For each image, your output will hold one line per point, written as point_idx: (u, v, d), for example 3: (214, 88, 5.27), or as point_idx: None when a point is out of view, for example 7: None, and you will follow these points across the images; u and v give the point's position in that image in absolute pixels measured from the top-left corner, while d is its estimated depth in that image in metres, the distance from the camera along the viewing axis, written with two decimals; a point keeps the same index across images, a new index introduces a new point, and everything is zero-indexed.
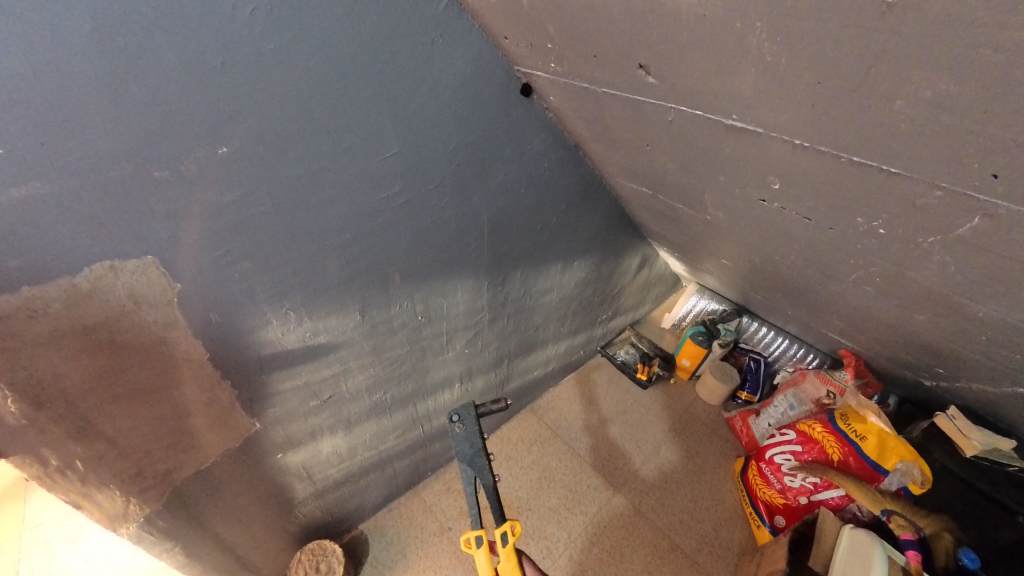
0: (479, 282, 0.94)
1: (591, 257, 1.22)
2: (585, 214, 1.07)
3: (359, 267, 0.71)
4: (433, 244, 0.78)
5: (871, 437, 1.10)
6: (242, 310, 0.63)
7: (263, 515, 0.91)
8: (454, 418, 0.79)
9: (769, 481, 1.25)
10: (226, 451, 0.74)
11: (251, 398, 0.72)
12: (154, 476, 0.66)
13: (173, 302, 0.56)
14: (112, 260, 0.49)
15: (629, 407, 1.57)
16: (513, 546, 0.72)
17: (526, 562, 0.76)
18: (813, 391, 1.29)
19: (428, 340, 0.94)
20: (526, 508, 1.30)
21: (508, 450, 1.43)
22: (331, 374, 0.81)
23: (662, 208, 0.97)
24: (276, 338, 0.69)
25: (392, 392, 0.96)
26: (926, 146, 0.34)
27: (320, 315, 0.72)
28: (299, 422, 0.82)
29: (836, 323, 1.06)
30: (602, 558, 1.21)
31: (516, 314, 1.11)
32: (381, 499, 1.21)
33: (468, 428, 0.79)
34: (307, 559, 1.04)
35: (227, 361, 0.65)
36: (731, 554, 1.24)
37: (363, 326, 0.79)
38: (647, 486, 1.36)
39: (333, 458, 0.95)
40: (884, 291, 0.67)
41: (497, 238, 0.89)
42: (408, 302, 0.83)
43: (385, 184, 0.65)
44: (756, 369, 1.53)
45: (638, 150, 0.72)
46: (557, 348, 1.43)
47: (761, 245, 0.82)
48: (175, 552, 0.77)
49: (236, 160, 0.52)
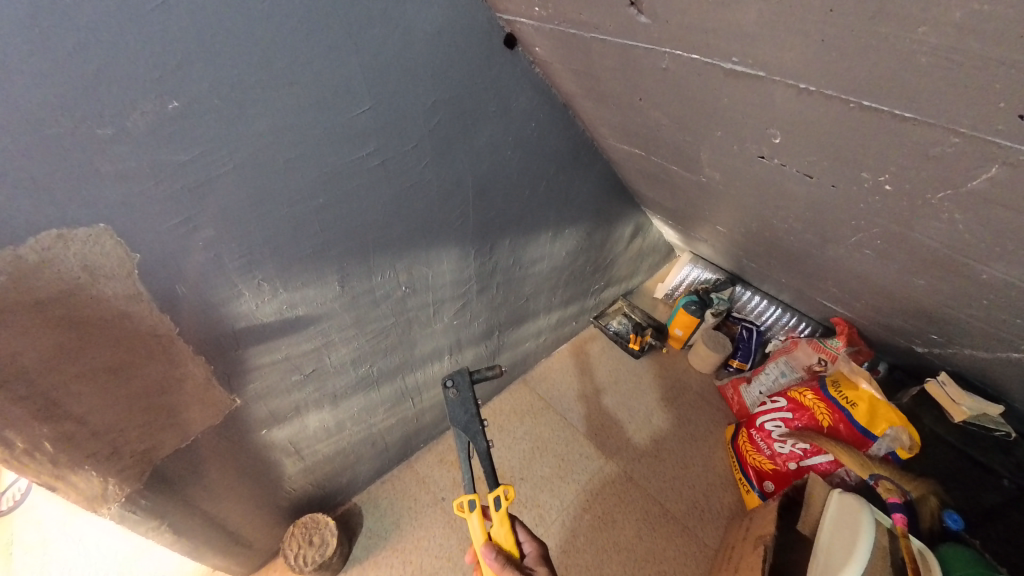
0: (465, 251, 0.90)
1: (583, 225, 1.19)
2: (575, 180, 1.03)
3: (336, 235, 0.67)
4: (415, 209, 0.74)
5: (862, 404, 1.10)
6: (211, 282, 0.59)
7: (252, 492, 0.90)
8: (449, 383, 0.75)
9: (759, 448, 1.25)
10: (206, 428, 0.72)
11: (229, 374, 0.69)
12: (130, 457, 0.64)
13: (134, 274, 0.52)
14: (60, 229, 0.45)
15: (621, 377, 1.56)
16: (507, 511, 0.71)
17: (520, 524, 0.75)
18: (805, 358, 1.29)
19: (415, 312, 0.91)
20: (519, 477, 1.30)
21: (500, 421, 1.42)
22: (312, 348, 0.78)
23: (655, 171, 0.94)
24: (250, 311, 0.65)
25: (379, 365, 0.93)
26: (954, 84, 0.31)
27: (297, 286, 0.68)
28: (282, 398, 0.80)
29: (830, 289, 1.05)
30: (594, 525, 1.23)
31: (505, 284, 1.08)
32: (373, 471, 1.21)
33: (464, 393, 0.76)
34: (301, 533, 1.04)
35: (199, 335, 0.62)
36: (721, 518, 1.26)
37: (344, 297, 0.76)
38: (639, 453, 1.37)
39: (320, 432, 0.93)
40: (885, 254, 0.65)
41: (484, 204, 0.85)
42: (391, 272, 0.79)
43: (360, 144, 0.61)
44: (748, 338, 1.53)
45: (630, 106, 0.68)
46: (548, 319, 1.41)
47: (758, 208, 0.79)
48: (161, 530, 0.76)
49: (190, 116, 0.47)
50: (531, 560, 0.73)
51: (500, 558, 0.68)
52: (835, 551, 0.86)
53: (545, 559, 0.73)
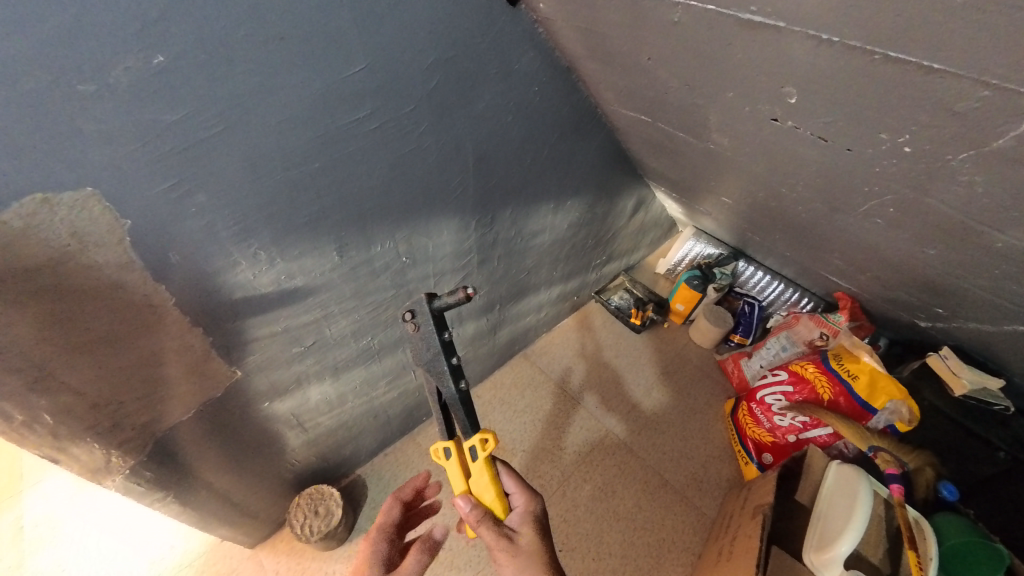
0: (465, 222, 0.88)
1: (585, 197, 1.16)
2: (578, 148, 1.00)
3: (334, 202, 0.65)
4: (413, 175, 0.72)
5: (863, 376, 1.11)
6: (205, 250, 0.57)
7: (256, 463, 0.91)
8: (407, 317, 0.68)
9: (759, 421, 1.26)
10: (208, 400, 0.72)
11: (228, 346, 0.68)
12: (131, 428, 0.64)
13: (125, 242, 0.50)
14: (43, 192, 0.43)
15: (622, 351, 1.56)
16: (483, 460, 0.68)
17: (507, 470, 0.72)
18: (806, 333, 1.29)
19: (415, 283, 0.90)
20: (521, 450, 1.31)
21: (501, 394, 1.42)
22: (312, 320, 0.77)
23: (661, 139, 0.91)
24: (247, 281, 0.64)
25: (379, 337, 0.93)
26: (991, 26, 0.29)
27: (293, 256, 0.66)
28: (283, 370, 0.79)
29: (834, 262, 1.03)
30: (594, 495, 1.25)
31: (506, 257, 1.07)
32: (375, 444, 1.22)
33: (424, 324, 0.67)
34: (306, 503, 1.06)
35: (194, 306, 0.61)
36: (719, 488, 1.28)
37: (343, 268, 0.74)
38: (639, 426, 1.38)
39: (322, 405, 0.94)
40: (896, 223, 0.64)
41: (484, 172, 0.83)
42: (390, 241, 0.78)
43: (355, 105, 0.58)
44: (750, 313, 1.52)
45: (638, 67, 0.65)
46: (550, 293, 1.40)
47: (767, 177, 0.77)
48: (167, 501, 0.78)
49: (176, 71, 0.44)
50: (518, 513, 0.68)
51: (476, 510, 0.65)
52: (831, 523, 0.88)
53: (531, 514, 0.69)
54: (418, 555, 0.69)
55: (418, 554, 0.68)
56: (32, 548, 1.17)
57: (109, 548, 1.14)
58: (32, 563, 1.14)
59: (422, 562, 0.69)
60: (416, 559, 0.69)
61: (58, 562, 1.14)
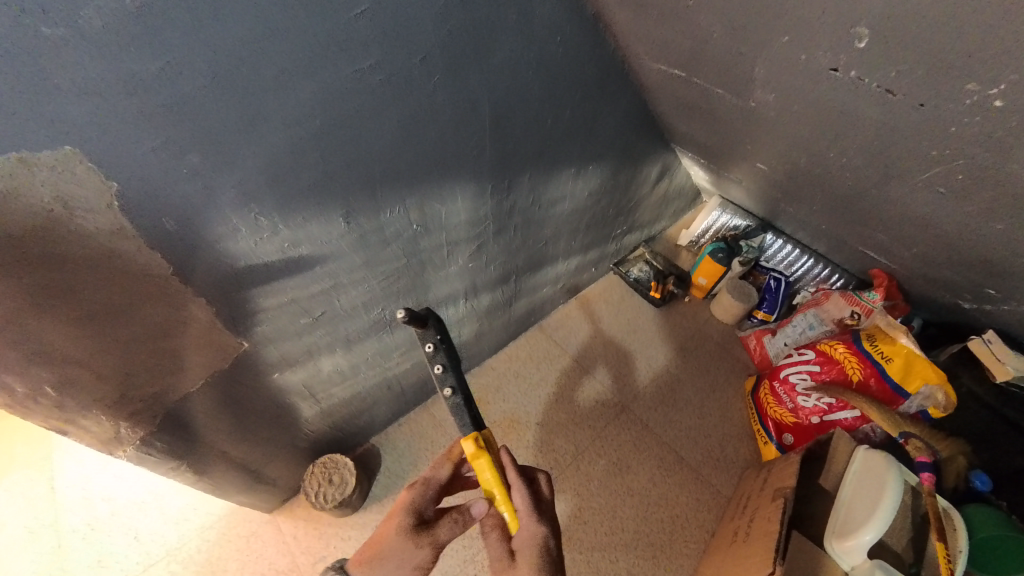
0: (481, 187, 0.83)
1: (607, 163, 1.09)
2: (603, 108, 0.92)
3: (340, 165, 0.60)
4: (426, 136, 0.66)
5: (897, 359, 1.06)
6: (202, 217, 0.53)
7: (270, 433, 0.90)
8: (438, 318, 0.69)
9: (781, 400, 1.21)
10: (217, 371, 0.70)
11: (235, 317, 0.66)
12: (141, 400, 0.63)
13: (115, 208, 0.47)
14: (18, 152, 0.39)
15: (640, 325, 1.51)
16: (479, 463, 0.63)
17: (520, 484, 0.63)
18: (836, 311, 1.23)
19: (428, 253, 0.86)
20: (535, 423, 1.30)
21: (516, 366, 1.39)
22: (320, 290, 0.74)
23: (696, 98, 0.83)
24: (249, 250, 0.60)
25: (392, 308, 0.90)
26: None
27: (298, 223, 0.62)
28: (292, 342, 0.77)
29: (876, 236, 0.97)
30: (608, 470, 1.23)
31: (523, 226, 1.02)
32: (389, 415, 1.21)
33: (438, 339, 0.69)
34: (321, 472, 1.07)
35: (196, 275, 0.57)
36: (737, 466, 1.26)
37: (351, 236, 0.70)
38: (656, 402, 1.35)
39: (334, 376, 0.92)
40: (963, 192, 0.57)
41: (502, 134, 0.77)
42: (401, 207, 0.73)
43: (361, 55, 0.52)
44: (776, 289, 1.44)
45: (676, 11, 0.58)
46: (568, 264, 1.34)
47: (813, 140, 0.70)
48: (182, 469, 0.77)
49: (155, 12, 0.39)
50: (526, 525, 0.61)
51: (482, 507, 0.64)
52: (853, 513, 0.85)
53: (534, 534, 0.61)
54: (452, 524, 0.63)
55: (451, 522, 0.62)
56: (65, 508, 1.20)
57: (137, 509, 1.17)
58: (65, 523, 1.18)
59: (453, 532, 0.63)
60: (450, 526, 0.63)
61: (88, 519, 1.18)
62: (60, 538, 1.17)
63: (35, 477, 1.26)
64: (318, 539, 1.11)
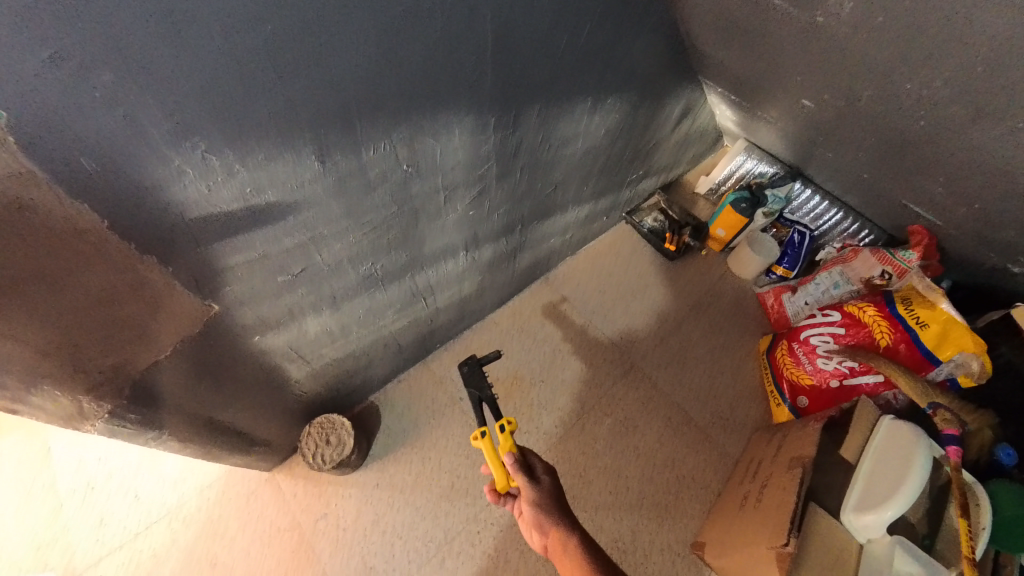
0: (482, 122, 0.71)
1: (627, 96, 0.95)
2: (628, 25, 0.78)
3: (303, 92, 0.49)
4: (414, 54, 0.54)
5: (934, 325, 0.98)
6: (136, 157, 0.43)
7: (257, 396, 0.85)
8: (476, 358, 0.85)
9: (799, 361, 1.14)
10: (186, 337, 0.63)
11: (197, 276, 0.57)
12: (100, 372, 0.55)
13: (11, 144, 0.37)
14: None
15: (652, 280, 1.42)
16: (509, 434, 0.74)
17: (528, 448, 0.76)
18: (864, 269, 1.15)
19: (421, 200, 0.75)
20: (539, 380, 1.25)
21: (520, 322, 1.32)
22: (297, 244, 0.65)
23: (743, 12, 0.69)
24: (202, 197, 0.50)
25: (382, 263, 0.81)
26: None
27: (259, 163, 0.52)
28: (270, 302, 0.69)
29: (933, 187, 0.85)
30: (614, 429, 1.20)
31: (531, 169, 0.90)
32: (387, 373, 1.16)
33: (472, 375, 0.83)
34: (317, 433, 1.03)
35: (138, 229, 0.48)
36: (746, 428, 1.22)
37: (327, 179, 0.60)
38: (666, 361, 1.29)
39: (323, 337, 0.85)
40: None
41: (507, 55, 0.64)
42: (387, 144, 0.62)
43: None
44: (800, 244, 1.33)
45: None
46: (578, 213, 1.23)
47: (896, 65, 0.57)
48: (164, 439, 0.72)
49: None
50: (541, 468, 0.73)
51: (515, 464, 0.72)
52: (876, 486, 0.81)
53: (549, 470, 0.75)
54: None
55: None
56: (62, 470, 1.17)
57: (136, 471, 1.15)
58: (64, 485, 1.16)
59: None
60: None
61: (88, 480, 1.16)
62: (57, 499, 1.14)
63: (28, 439, 1.22)
64: (318, 497, 1.09)
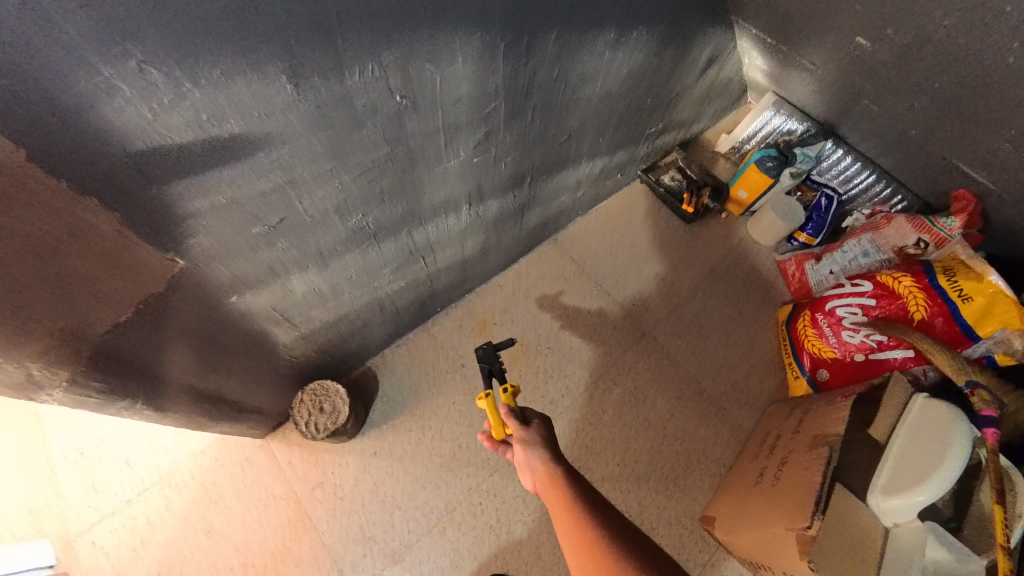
0: (489, 47, 0.60)
1: (653, 30, 0.83)
2: None
3: None
4: None
5: (977, 299, 0.90)
6: (49, 61, 0.33)
7: (242, 360, 0.78)
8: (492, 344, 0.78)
9: (823, 334, 1.07)
10: (150, 296, 0.55)
11: (153, 223, 0.49)
12: (51, 336, 0.47)
13: None
14: None
15: (667, 243, 1.33)
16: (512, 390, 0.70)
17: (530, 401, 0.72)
18: (898, 237, 1.05)
19: (418, 142, 0.66)
20: (545, 347, 1.18)
21: (525, 286, 1.24)
22: (274, 189, 0.56)
23: None
24: (145, 122, 0.41)
25: (375, 216, 0.72)
26: None
27: (218, 82, 0.42)
28: (247, 258, 0.61)
29: None
30: (623, 400, 1.14)
31: (543, 112, 0.80)
32: (385, 337, 1.09)
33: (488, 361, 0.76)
34: (310, 400, 0.98)
35: (67, 160, 0.39)
36: (760, 401, 1.16)
37: (305, 109, 0.50)
38: (679, 329, 1.23)
39: (312, 298, 0.78)
40: None
41: None
42: (376, 68, 0.52)
43: None
44: (826, 208, 1.22)
45: None
46: (590, 167, 1.13)
47: None
48: (140, 410, 0.64)
49: None
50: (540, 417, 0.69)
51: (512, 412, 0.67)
52: (904, 467, 0.77)
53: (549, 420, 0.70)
54: None
55: None
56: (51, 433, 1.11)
57: (127, 435, 1.10)
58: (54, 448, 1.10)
59: None
60: None
61: (76, 445, 1.10)
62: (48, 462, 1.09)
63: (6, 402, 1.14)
64: (315, 465, 1.05)
